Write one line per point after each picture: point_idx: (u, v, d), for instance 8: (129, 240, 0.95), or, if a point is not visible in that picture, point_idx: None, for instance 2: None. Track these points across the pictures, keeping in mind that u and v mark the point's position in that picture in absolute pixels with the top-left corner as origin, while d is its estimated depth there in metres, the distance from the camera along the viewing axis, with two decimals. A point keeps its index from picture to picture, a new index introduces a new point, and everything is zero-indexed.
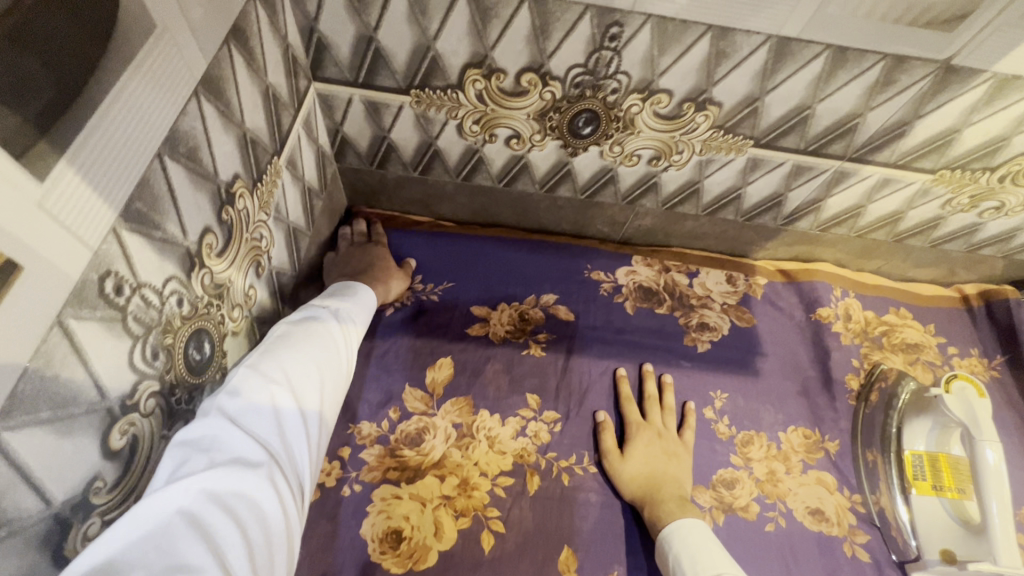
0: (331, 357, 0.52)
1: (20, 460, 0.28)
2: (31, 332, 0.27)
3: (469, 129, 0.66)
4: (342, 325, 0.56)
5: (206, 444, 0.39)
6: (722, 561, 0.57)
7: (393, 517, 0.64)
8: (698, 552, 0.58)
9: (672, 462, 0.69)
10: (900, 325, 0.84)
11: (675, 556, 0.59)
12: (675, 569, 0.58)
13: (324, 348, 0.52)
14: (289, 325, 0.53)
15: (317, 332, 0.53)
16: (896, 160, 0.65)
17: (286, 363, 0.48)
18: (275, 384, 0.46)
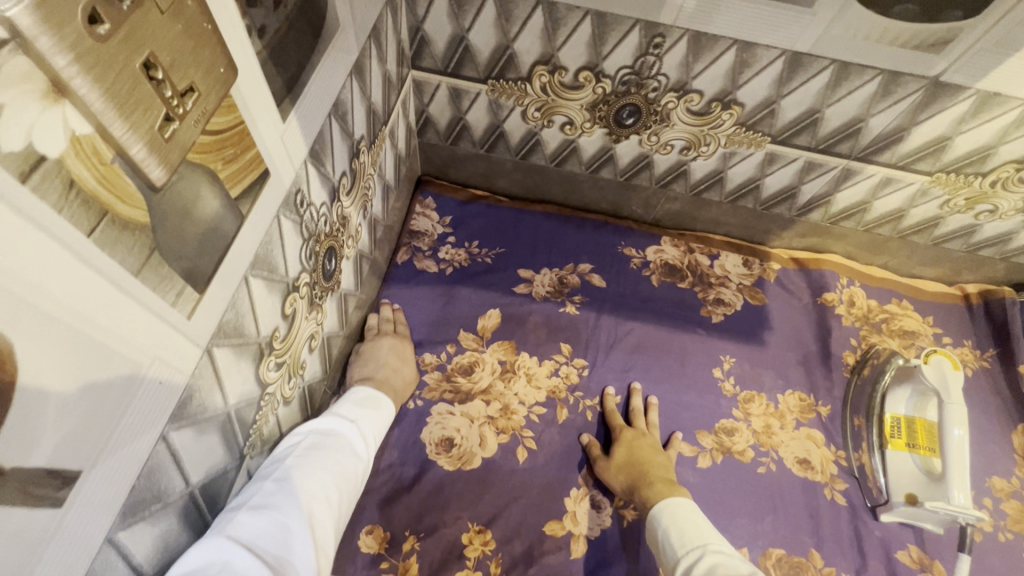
0: (348, 477, 0.56)
1: (255, 303, 0.43)
2: (269, 218, 0.42)
3: (532, 116, 0.80)
4: (364, 443, 0.60)
5: (221, 562, 0.41)
6: (710, 536, 0.62)
7: (447, 427, 0.79)
8: (687, 526, 0.64)
9: (655, 458, 0.76)
10: (899, 314, 0.93)
11: (665, 534, 0.64)
12: (666, 546, 0.64)
13: (342, 469, 0.55)
14: (313, 435, 0.57)
15: (337, 447, 0.57)
16: (897, 161, 0.75)
17: (305, 484, 0.51)
18: (293, 508, 0.48)
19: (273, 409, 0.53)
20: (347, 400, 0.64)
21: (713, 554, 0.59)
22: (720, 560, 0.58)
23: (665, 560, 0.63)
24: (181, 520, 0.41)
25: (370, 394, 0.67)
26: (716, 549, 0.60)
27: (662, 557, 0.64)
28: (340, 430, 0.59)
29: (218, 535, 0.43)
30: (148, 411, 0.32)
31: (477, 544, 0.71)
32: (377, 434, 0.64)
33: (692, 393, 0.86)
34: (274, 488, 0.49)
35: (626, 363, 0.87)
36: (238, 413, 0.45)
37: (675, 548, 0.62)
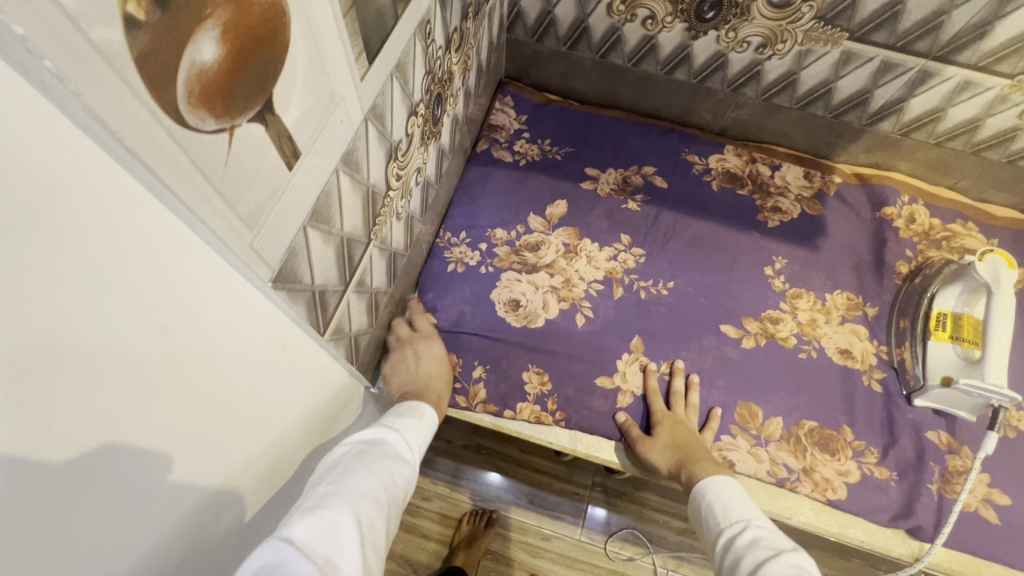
0: (396, 485, 0.54)
1: (394, 104, 0.54)
2: (410, 30, 0.52)
3: (616, 9, 0.86)
4: (409, 451, 0.60)
5: (277, 561, 0.38)
6: (753, 511, 0.60)
7: (513, 292, 0.87)
8: (725, 502, 0.62)
9: (697, 442, 0.75)
10: (963, 234, 0.95)
11: (705, 508, 0.63)
12: (707, 517, 0.62)
13: (390, 472, 0.54)
14: (357, 446, 0.56)
15: (386, 454, 0.56)
16: (977, 61, 0.77)
17: (355, 487, 0.49)
18: (347, 501, 0.47)
19: (390, 217, 0.64)
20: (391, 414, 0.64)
21: (755, 530, 0.57)
22: (763, 535, 0.56)
23: (706, 534, 0.62)
24: (337, 273, 0.53)
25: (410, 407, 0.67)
26: (758, 525, 0.58)
27: (702, 526, 0.63)
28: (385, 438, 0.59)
29: (270, 543, 0.40)
30: (332, 141, 0.43)
31: (536, 383, 0.81)
32: (421, 446, 0.63)
33: (743, 284, 0.91)
34: (327, 494, 0.47)
35: (682, 254, 0.93)
36: (374, 197, 0.56)
37: (716, 522, 0.61)
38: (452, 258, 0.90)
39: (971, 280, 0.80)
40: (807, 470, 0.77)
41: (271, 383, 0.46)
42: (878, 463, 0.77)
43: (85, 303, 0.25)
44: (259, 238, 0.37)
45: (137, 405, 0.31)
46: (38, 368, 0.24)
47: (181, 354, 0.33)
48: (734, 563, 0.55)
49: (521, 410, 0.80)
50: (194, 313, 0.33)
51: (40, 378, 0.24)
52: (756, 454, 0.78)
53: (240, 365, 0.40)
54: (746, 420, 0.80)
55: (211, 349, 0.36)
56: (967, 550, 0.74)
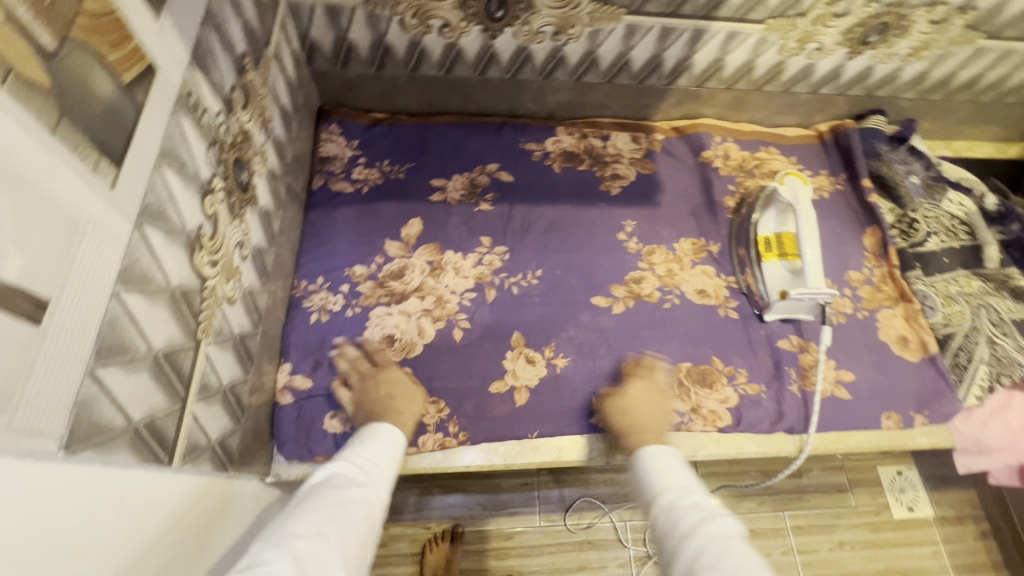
0: (349, 506, 0.57)
1: (174, 192, 0.48)
2: (164, 111, 0.47)
3: (409, 24, 0.85)
4: (364, 471, 0.62)
5: None
6: (685, 474, 0.64)
7: (387, 327, 0.85)
8: (663, 467, 0.65)
9: (656, 411, 0.79)
10: (769, 159, 1.08)
11: (647, 474, 0.65)
12: (650, 478, 0.64)
13: (336, 500, 0.56)
14: (313, 487, 0.59)
15: (336, 484, 0.59)
16: (734, 14, 0.86)
17: (298, 530, 0.52)
18: (283, 544, 0.50)
19: (219, 306, 0.58)
20: (353, 442, 0.67)
21: (696, 495, 0.60)
22: (700, 500, 0.60)
23: (638, 493, 0.65)
24: (165, 395, 0.47)
25: (367, 431, 0.69)
26: (696, 491, 0.61)
27: (640, 486, 0.65)
28: (344, 470, 0.62)
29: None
30: (96, 265, 0.38)
31: (433, 413, 0.81)
32: (384, 464, 0.66)
33: (604, 255, 0.96)
34: (268, 543, 0.51)
35: (543, 242, 0.96)
36: (185, 296, 0.51)
37: (659, 486, 0.63)
38: (314, 306, 0.84)
39: (777, 201, 0.92)
40: (694, 408, 0.85)
41: (134, 546, 0.40)
42: (748, 381, 0.88)
43: None
44: (21, 416, 0.31)
45: None
46: None
47: None
48: (667, 531, 0.57)
49: (424, 442, 0.79)
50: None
51: None
52: None
53: (66, 552, 0.34)
54: (633, 380, 0.86)
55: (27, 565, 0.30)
56: (833, 428, 0.87)
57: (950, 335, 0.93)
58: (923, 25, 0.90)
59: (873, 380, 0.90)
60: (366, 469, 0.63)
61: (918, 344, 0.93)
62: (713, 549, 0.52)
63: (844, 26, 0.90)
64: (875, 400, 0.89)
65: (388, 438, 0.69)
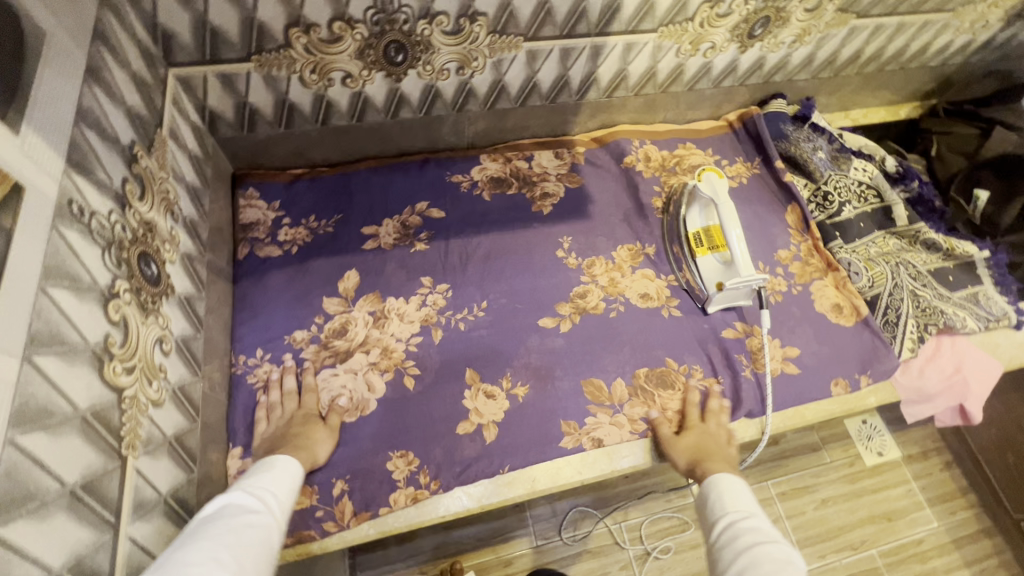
0: (247, 532, 0.53)
1: (68, 311, 0.45)
2: (42, 228, 0.44)
3: (310, 80, 0.83)
4: (260, 499, 0.59)
5: None
6: (750, 504, 0.67)
7: (338, 388, 0.82)
8: (734, 491, 0.69)
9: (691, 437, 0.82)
10: (687, 155, 1.12)
11: (714, 498, 0.69)
12: (714, 504, 0.68)
13: (235, 526, 0.53)
14: (204, 523, 0.55)
15: (230, 512, 0.55)
16: (627, 27, 0.89)
17: (187, 558, 0.49)
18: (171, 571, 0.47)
19: (143, 413, 0.54)
20: (242, 478, 0.63)
21: (754, 519, 0.64)
22: (760, 523, 0.63)
23: (706, 523, 0.68)
24: (86, 528, 0.44)
25: (261, 463, 0.65)
26: (760, 518, 0.64)
27: (704, 517, 0.68)
28: (240, 499, 0.58)
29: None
30: None
31: (402, 466, 0.78)
32: (282, 494, 0.62)
33: (546, 275, 0.97)
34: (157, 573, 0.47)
35: (483, 272, 0.96)
36: (99, 415, 0.47)
37: (722, 506, 0.67)
38: (257, 382, 0.80)
39: (698, 199, 0.97)
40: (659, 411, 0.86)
41: None
42: (704, 375, 0.91)
43: None
44: None
45: None
46: None
47: None
48: (731, 545, 0.61)
49: (396, 500, 0.76)
50: None
51: None
52: (617, 422, 0.85)
53: None
54: (597, 394, 0.87)
55: None
56: (788, 404, 0.91)
57: (877, 296, 0.99)
58: (800, 14, 0.96)
59: (817, 352, 0.94)
60: (260, 497, 0.60)
61: (851, 309, 0.98)
62: (766, 559, 0.56)
63: (731, 24, 0.95)
64: (823, 370, 0.93)
65: (281, 470, 0.66)
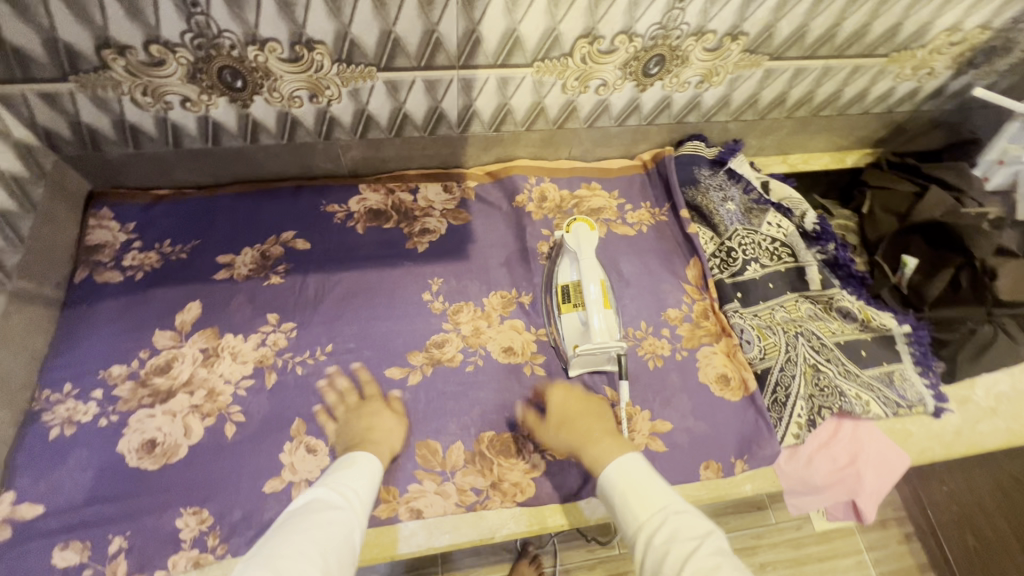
0: (331, 531, 0.57)
1: None
2: None
3: (144, 101, 0.79)
4: (344, 495, 0.63)
5: None
6: (663, 494, 0.61)
7: (145, 430, 0.77)
8: (635, 486, 0.62)
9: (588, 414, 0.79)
10: (588, 196, 1.04)
11: (620, 500, 0.62)
12: (622, 506, 0.62)
13: (321, 523, 0.57)
14: (289, 518, 0.59)
15: (317, 508, 0.59)
16: (496, 60, 0.82)
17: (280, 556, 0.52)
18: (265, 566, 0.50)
19: None
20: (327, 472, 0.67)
21: (673, 514, 0.58)
22: (678, 517, 0.58)
23: (620, 523, 0.62)
24: None
25: (344, 461, 0.69)
26: (674, 510, 0.58)
27: (619, 516, 0.62)
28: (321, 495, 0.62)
29: None
30: None
31: (192, 525, 0.72)
32: (363, 488, 0.66)
33: (404, 319, 0.90)
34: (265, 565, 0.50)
35: (337, 312, 0.90)
36: None
37: (632, 510, 0.61)
38: (56, 420, 0.76)
39: (569, 250, 0.86)
40: (495, 483, 0.79)
41: None
42: (556, 445, 0.82)
43: None
44: None
45: None
46: None
47: None
48: (653, 554, 0.56)
49: (175, 562, 0.70)
50: None
51: None
52: (444, 491, 0.78)
53: None
54: (429, 459, 0.80)
55: None
56: None
57: (767, 370, 0.89)
58: (700, 53, 0.87)
59: (690, 428, 0.85)
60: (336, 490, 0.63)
61: (738, 382, 0.89)
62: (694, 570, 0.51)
63: (618, 61, 0.86)
64: (693, 449, 0.84)
65: (362, 464, 0.70)
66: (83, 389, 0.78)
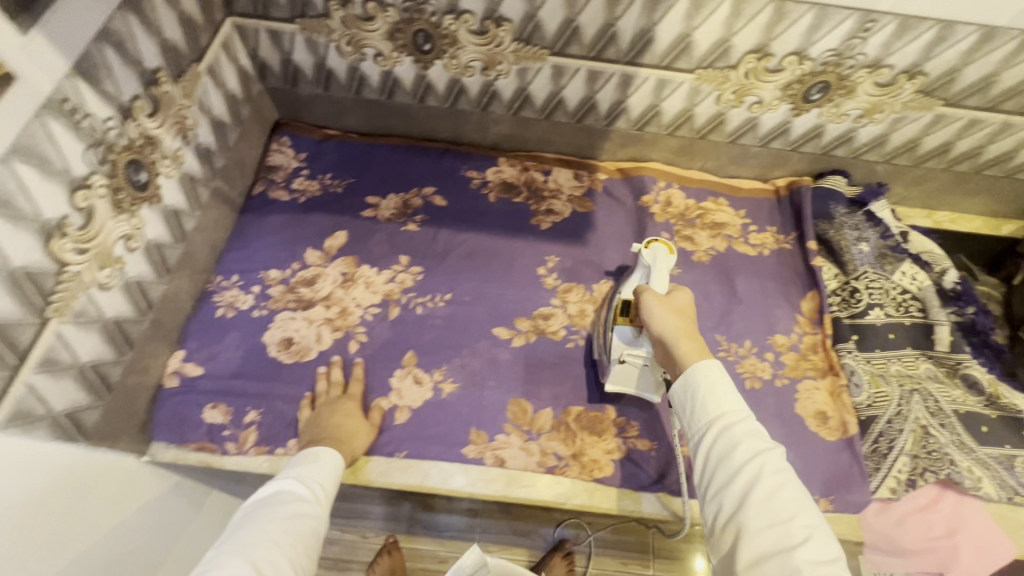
0: (297, 523, 0.61)
1: (29, 183, 0.55)
2: (22, 112, 0.53)
3: (345, 51, 0.90)
4: (309, 489, 0.67)
5: None
6: (733, 402, 0.60)
7: (287, 329, 0.89)
8: (716, 387, 0.61)
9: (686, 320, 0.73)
10: (713, 210, 1.05)
11: (699, 398, 0.61)
12: (696, 404, 0.61)
13: (288, 515, 0.62)
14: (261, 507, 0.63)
15: (281, 499, 0.64)
16: (661, 62, 0.86)
17: (257, 542, 0.57)
18: (239, 553, 0.55)
19: (83, 290, 0.64)
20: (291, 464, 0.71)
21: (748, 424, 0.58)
22: (748, 429, 0.58)
23: (684, 420, 0.63)
24: None
25: (313, 451, 0.72)
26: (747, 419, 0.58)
27: (684, 414, 0.63)
28: (285, 485, 0.66)
29: None
30: None
31: (311, 418, 0.83)
32: (326, 482, 0.69)
33: (518, 286, 0.97)
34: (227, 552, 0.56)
35: (460, 267, 0.98)
36: (29, 275, 0.56)
37: (708, 411, 0.60)
38: (222, 302, 0.89)
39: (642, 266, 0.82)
40: (575, 454, 0.83)
41: None
42: (639, 435, 0.85)
43: None
44: None
45: None
46: None
47: None
48: (716, 464, 0.57)
49: (294, 445, 0.81)
50: None
51: None
52: (527, 448, 0.83)
53: None
54: (518, 416, 0.85)
55: None
56: None
57: (872, 418, 0.86)
58: (870, 87, 0.86)
59: None
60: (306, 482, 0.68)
61: (838, 424, 0.86)
62: (762, 495, 0.53)
63: (781, 81, 0.87)
64: None
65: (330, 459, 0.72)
66: (245, 283, 0.92)
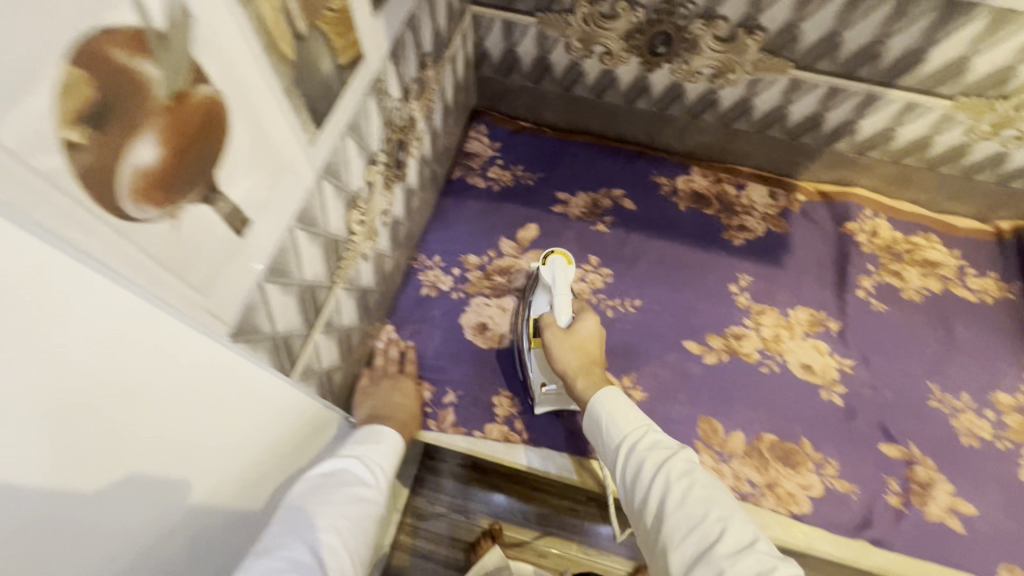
0: (355, 506, 0.60)
1: (352, 154, 0.58)
2: (359, 90, 0.56)
3: (574, 47, 0.90)
4: (371, 472, 0.65)
5: None
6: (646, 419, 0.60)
7: (482, 315, 0.91)
8: (622, 408, 0.61)
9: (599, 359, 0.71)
10: (925, 246, 0.97)
11: (602, 417, 0.61)
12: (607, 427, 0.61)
13: (346, 497, 0.60)
14: (315, 479, 0.62)
15: (342, 478, 0.63)
16: (919, 85, 0.80)
17: (315, 525, 0.56)
18: (300, 535, 0.54)
19: (355, 259, 0.68)
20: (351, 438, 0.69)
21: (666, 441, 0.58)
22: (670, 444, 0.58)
23: (600, 442, 0.62)
24: (303, 320, 0.58)
25: (370, 431, 0.71)
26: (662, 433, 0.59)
27: (598, 438, 0.63)
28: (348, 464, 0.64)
29: None
30: (284, 203, 0.47)
31: (505, 406, 0.85)
32: (386, 467, 0.68)
33: (708, 301, 0.94)
34: (282, 529, 0.55)
35: (649, 274, 0.96)
36: (333, 242, 0.60)
37: (614, 433, 0.60)
38: (426, 281, 0.93)
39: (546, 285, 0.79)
40: (770, 485, 0.80)
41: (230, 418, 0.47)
42: (839, 476, 0.80)
43: (63, 365, 0.30)
44: (215, 296, 0.41)
45: (86, 442, 0.33)
46: (43, 386, 0.29)
47: (148, 395, 0.37)
48: (632, 476, 0.56)
49: (490, 430, 0.83)
50: (156, 361, 0.37)
51: (46, 394, 0.30)
52: (719, 470, 0.81)
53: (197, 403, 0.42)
54: (709, 435, 0.83)
55: (181, 389, 0.40)
56: (935, 560, 0.75)
57: None
58: None
59: (999, 523, 0.77)
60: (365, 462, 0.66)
61: None
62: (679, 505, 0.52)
63: None
64: (998, 545, 0.76)
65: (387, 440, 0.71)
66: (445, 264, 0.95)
